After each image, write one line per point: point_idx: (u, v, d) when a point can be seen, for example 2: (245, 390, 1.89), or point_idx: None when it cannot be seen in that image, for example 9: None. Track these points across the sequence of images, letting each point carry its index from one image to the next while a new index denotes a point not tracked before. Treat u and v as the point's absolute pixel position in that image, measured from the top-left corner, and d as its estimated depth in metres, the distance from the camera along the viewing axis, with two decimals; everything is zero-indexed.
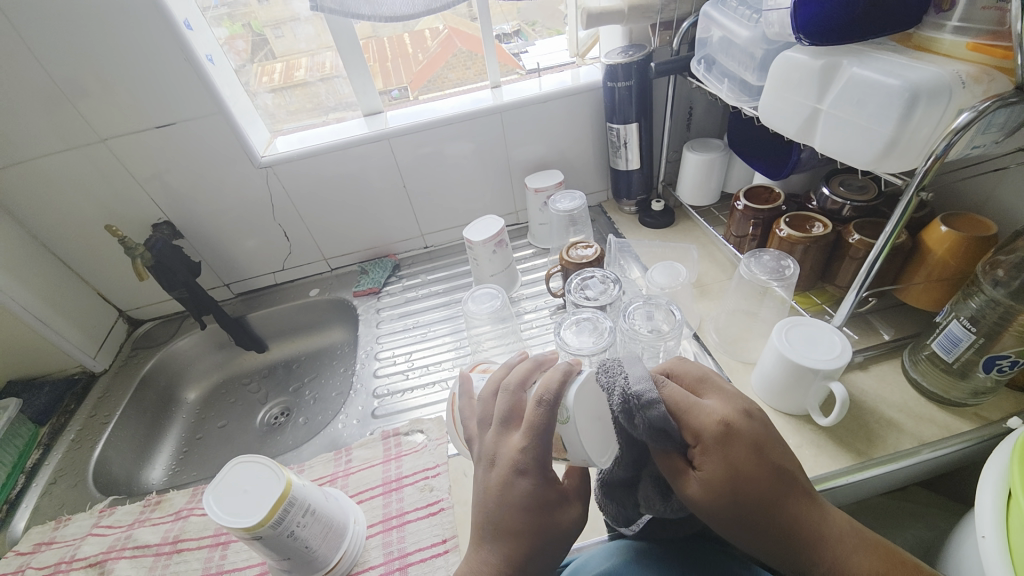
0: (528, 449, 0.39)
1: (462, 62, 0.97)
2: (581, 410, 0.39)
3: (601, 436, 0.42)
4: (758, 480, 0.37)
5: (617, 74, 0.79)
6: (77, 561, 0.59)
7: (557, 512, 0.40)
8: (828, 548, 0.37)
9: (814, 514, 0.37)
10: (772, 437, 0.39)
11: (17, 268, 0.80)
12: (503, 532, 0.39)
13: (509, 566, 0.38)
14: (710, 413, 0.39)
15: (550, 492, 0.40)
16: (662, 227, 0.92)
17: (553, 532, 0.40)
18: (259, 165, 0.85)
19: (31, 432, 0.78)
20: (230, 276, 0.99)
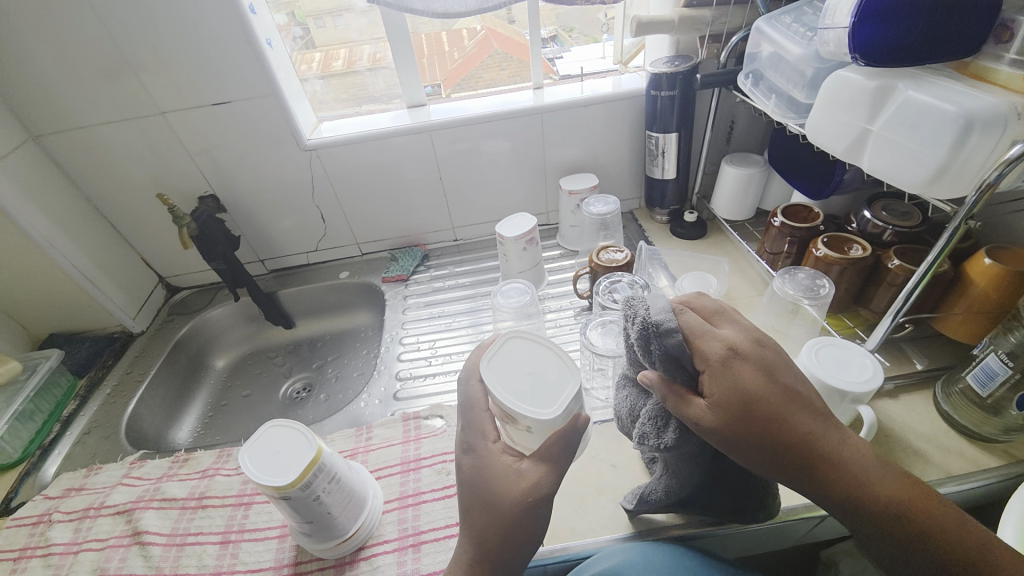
0: (464, 433, 0.48)
1: (497, 63, 1.00)
2: (497, 375, 0.47)
3: (538, 391, 0.46)
4: (769, 398, 0.39)
5: (661, 83, 0.80)
6: (105, 508, 0.62)
7: (508, 483, 0.42)
8: (851, 469, 0.38)
9: (831, 434, 0.39)
10: (783, 362, 0.41)
11: (70, 227, 0.84)
12: (472, 514, 0.42)
13: (475, 543, 0.41)
14: (722, 340, 0.41)
15: (495, 464, 0.44)
16: (694, 239, 0.92)
17: (515, 511, 0.41)
18: (304, 148, 0.88)
19: (70, 383, 0.82)
20: (266, 253, 1.03)
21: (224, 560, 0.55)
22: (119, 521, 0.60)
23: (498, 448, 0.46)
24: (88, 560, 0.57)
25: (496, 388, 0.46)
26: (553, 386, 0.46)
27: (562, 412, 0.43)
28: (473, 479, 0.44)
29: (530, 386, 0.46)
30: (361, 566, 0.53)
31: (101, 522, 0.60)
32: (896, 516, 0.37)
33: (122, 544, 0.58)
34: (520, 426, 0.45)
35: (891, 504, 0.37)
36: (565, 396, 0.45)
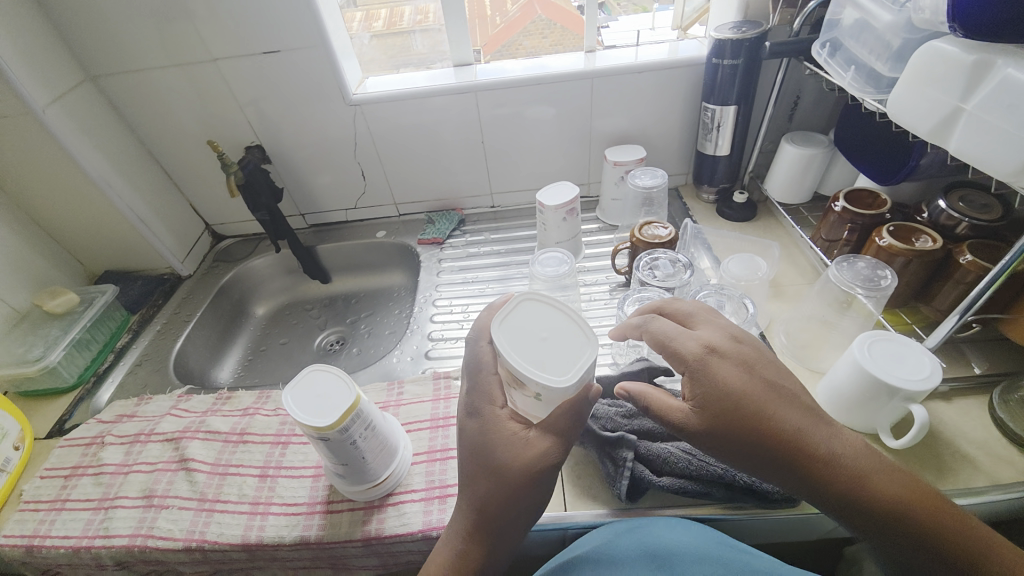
0: (469, 395, 0.48)
1: (540, 31, 1.00)
2: (508, 336, 0.45)
3: (553, 357, 0.43)
4: (749, 394, 0.43)
5: (724, 50, 0.75)
6: (155, 435, 0.66)
7: (515, 451, 0.44)
8: (843, 463, 0.42)
9: (822, 433, 0.43)
10: (761, 359, 0.46)
11: (126, 170, 0.86)
12: (478, 479, 0.45)
13: (481, 507, 0.44)
14: (697, 340, 0.46)
15: (502, 429, 0.46)
16: (741, 221, 0.88)
17: (521, 479, 0.44)
18: (349, 103, 0.87)
19: (124, 318, 0.86)
20: (307, 207, 1.04)
21: (262, 492, 0.59)
22: (167, 447, 0.65)
23: (505, 414, 0.47)
24: (139, 480, 0.61)
25: (507, 351, 0.43)
26: (568, 351, 0.44)
27: (576, 380, 0.41)
28: (481, 444, 0.46)
29: (544, 351, 0.44)
30: (389, 511, 0.55)
31: (151, 447, 0.65)
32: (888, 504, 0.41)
33: (170, 469, 0.62)
34: (529, 392, 0.44)
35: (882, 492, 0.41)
36: (581, 363, 0.42)
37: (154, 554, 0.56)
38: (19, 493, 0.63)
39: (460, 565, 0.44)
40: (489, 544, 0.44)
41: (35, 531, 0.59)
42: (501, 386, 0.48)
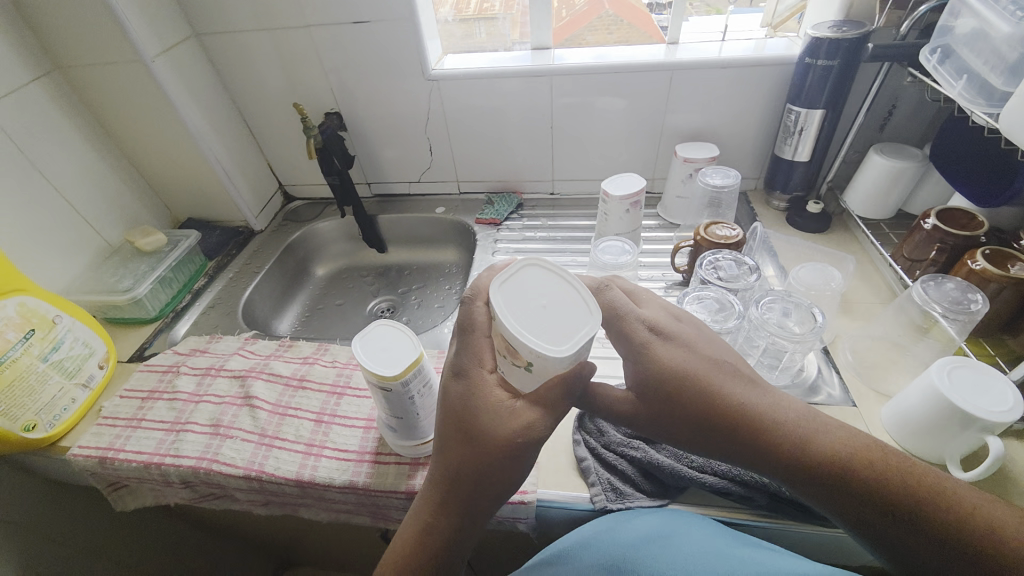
0: (458, 355, 0.47)
1: (606, 25, 0.93)
2: (508, 302, 0.43)
3: (552, 326, 0.42)
4: (688, 369, 0.47)
5: (820, 50, 0.72)
6: (224, 371, 0.71)
7: (500, 420, 0.43)
8: (793, 430, 0.45)
9: (765, 404, 0.47)
10: (704, 339, 0.51)
11: (218, 125, 0.92)
12: (455, 444, 0.44)
13: (454, 473, 0.44)
14: (641, 317, 0.49)
15: (487, 397, 0.44)
16: (812, 232, 0.84)
17: (501, 450, 0.43)
18: (428, 78, 0.89)
19: (201, 263, 0.93)
20: (374, 177, 1.08)
21: (317, 436, 0.62)
22: (234, 383, 0.69)
23: (492, 378, 0.46)
24: (207, 410, 0.66)
25: (505, 316, 0.42)
26: (568, 321, 0.42)
27: (573, 352, 0.40)
28: (460, 408, 0.45)
29: (543, 318, 0.42)
30: None
31: (220, 381, 0.70)
32: (843, 462, 0.43)
33: (236, 403, 0.66)
34: (522, 360, 0.44)
35: (836, 451, 0.44)
36: (580, 336, 0.41)
37: (217, 478, 0.61)
38: (98, 409, 0.68)
39: (426, 534, 0.44)
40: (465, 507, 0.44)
41: (111, 445, 0.64)
42: (491, 350, 0.47)
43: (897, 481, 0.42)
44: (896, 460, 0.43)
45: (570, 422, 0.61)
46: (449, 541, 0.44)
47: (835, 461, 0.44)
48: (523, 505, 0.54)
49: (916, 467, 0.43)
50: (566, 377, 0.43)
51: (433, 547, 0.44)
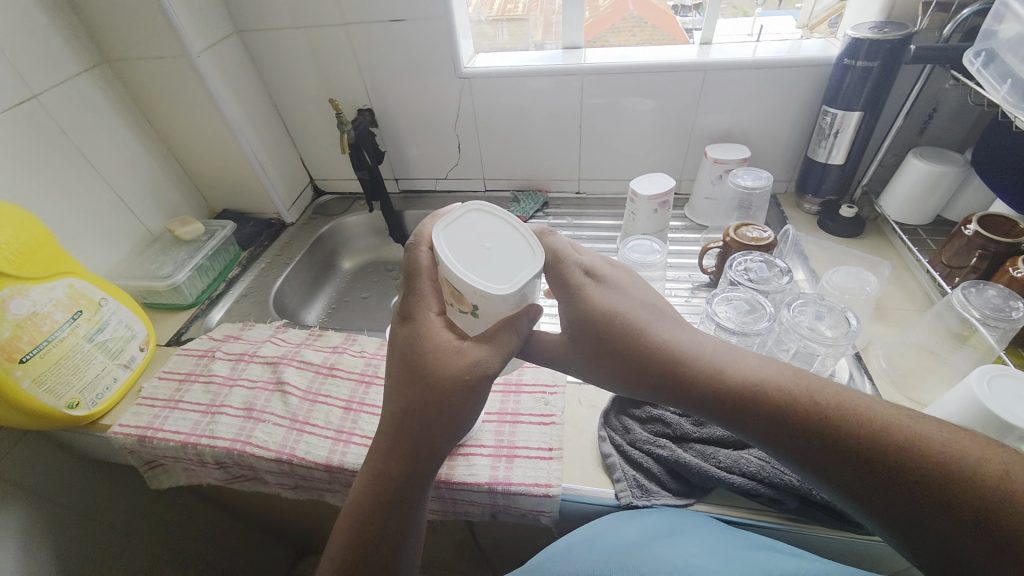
0: (405, 301, 0.48)
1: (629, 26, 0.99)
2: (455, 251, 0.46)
3: (496, 268, 0.45)
4: (612, 308, 0.50)
5: (860, 51, 0.70)
6: (257, 357, 0.74)
7: (450, 359, 0.44)
8: (754, 383, 0.44)
9: (684, 339, 0.49)
10: (636, 284, 0.54)
11: (256, 119, 0.95)
12: (405, 386, 0.45)
13: (400, 412, 0.44)
14: (579, 262, 0.54)
15: (436, 340, 0.46)
16: (844, 236, 0.83)
17: (451, 389, 0.43)
18: (460, 76, 0.90)
19: (236, 253, 0.96)
20: (402, 173, 1.10)
21: (346, 423, 0.64)
22: (267, 369, 0.72)
23: (439, 321, 0.47)
24: (241, 394, 0.68)
25: (450, 262, 0.45)
26: (512, 263, 0.46)
27: (517, 288, 0.44)
28: (406, 349, 0.46)
29: (489, 262, 0.45)
30: (459, 459, 0.58)
31: (253, 367, 0.72)
32: (809, 413, 0.41)
33: (268, 388, 0.68)
34: (468, 305, 0.46)
35: (803, 404, 0.42)
36: (522, 275, 0.44)
37: (250, 460, 0.63)
38: (137, 389, 0.71)
39: (377, 481, 0.44)
40: (421, 450, 0.44)
41: (150, 424, 0.66)
42: (437, 294, 0.48)
43: (870, 433, 0.39)
44: (869, 410, 0.40)
45: (596, 419, 0.61)
46: (407, 485, 0.44)
47: (799, 412, 0.42)
48: (548, 498, 0.55)
49: (892, 416, 0.40)
50: (512, 318, 0.46)
51: (394, 490, 0.44)
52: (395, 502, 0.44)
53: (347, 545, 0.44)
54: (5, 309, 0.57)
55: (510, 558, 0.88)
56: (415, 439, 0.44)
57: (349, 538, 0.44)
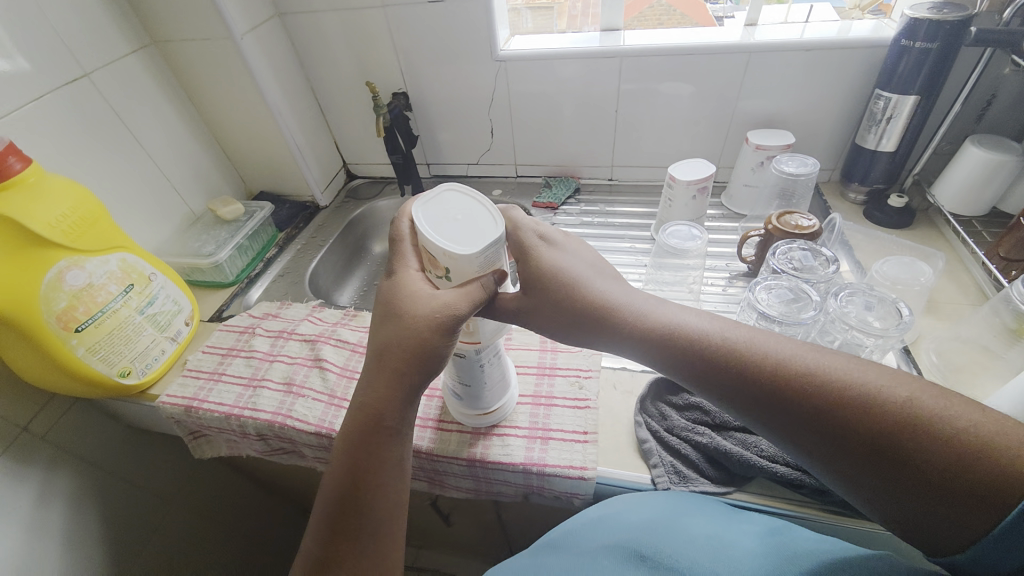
0: (391, 261, 0.51)
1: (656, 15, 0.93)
2: (430, 218, 0.46)
3: (462, 233, 0.45)
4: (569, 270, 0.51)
5: (918, 31, 0.67)
6: (295, 334, 0.75)
7: (422, 306, 0.46)
8: (707, 343, 0.46)
9: (644, 303, 0.51)
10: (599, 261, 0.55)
11: (294, 102, 0.96)
12: (384, 331, 0.47)
13: (382, 355, 0.46)
14: (535, 229, 0.53)
15: (410, 290, 0.48)
16: (892, 227, 0.80)
17: (425, 331, 0.45)
18: (496, 59, 0.90)
19: (273, 234, 0.98)
20: (433, 158, 1.10)
21: None
22: (305, 346, 0.73)
23: (418, 275, 0.49)
24: (280, 369, 0.70)
25: (423, 227, 0.46)
26: (477, 228, 0.45)
27: (483, 251, 0.43)
28: (388, 302, 0.48)
29: (456, 227, 0.46)
30: (493, 439, 0.59)
31: (292, 344, 0.74)
32: (759, 372, 0.43)
33: (306, 364, 0.70)
34: (440, 270, 0.47)
35: (759, 361, 0.43)
36: (485, 239, 0.44)
37: (290, 433, 0.64)
38: (183, 361, 0.74)
39: (364, 420, 0.45)
40: (403, 387, 0.45)
41: (196, 395, 0.68)
42: (418, 255, 0.51)
43: (818, 387, 0.40)
44: (815, 365, 0.42)
45: (631, 404, 0.60)
46: (390, 422, 0.45)
47: (748, 371, 0.43)
48: (583, 481, 0.55)
49: (836, 369, 0.41)
50: (481, 281, 0.46)
51: (379, 429, 0.45)
52: (381, 440, 0.45)
53: (336, 486, 0.45)
54: (62, 280, 0.59)
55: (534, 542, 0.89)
56: (399, 378, 0.45)
57: (336, 478, 0.45)
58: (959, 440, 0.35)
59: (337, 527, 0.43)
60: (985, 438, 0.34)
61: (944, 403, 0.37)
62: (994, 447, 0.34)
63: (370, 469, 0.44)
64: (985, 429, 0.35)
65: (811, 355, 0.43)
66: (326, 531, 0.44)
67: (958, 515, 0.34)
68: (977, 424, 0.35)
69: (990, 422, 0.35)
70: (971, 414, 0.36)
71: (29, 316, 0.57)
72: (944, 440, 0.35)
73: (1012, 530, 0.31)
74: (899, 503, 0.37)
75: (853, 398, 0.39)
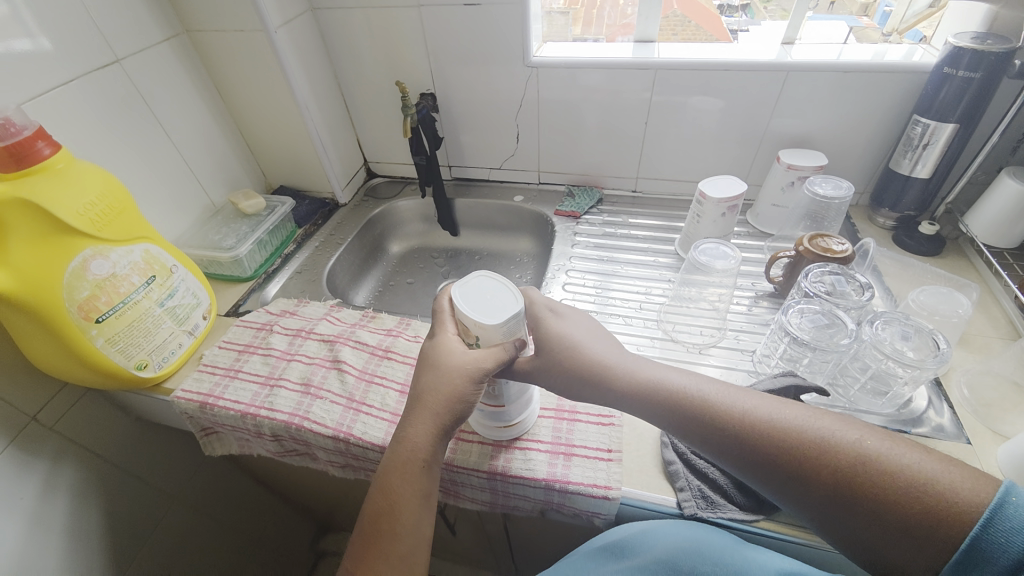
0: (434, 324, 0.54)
1: (672, 25, 0.92)
2: (463, 288, 0.50)
3: (489, 307, 0.48)
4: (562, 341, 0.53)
5: (963, 59, 0.67)
6: (313, 334, 0.74)
7: (456, 362, 0.49)
8: (675, 394, 0.48)
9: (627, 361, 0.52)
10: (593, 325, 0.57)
11: (321, 98, 0.95)
12: (423, 379, 0.49)
13: (419, 400, 0.48)
14: (546, 303, 0.58)
15: (445, 348, 0.50)
16: (922, 255, 0.79)
17: (465, 384, 0.48)
18: (528, 64, 0.89)
19: (292, 230, 0.96)
20: (455, 161, 1.10)
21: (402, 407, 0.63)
22: (323, 346, 0.72)
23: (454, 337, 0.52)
24: (298, 368, 0.69)
25: (458, 300, 0.49)
26: (501, 303, 0.48)
27: (503, 323, 0.47)
28: (427, 358, 0.51)
29: (485, 301, 0.49)
30: (515, 453, 0.58)
31: (309, 343, 0.73)
32: (723, 419, 0.45)
33: (325, 365, 0.69)
34: (472, 337, 0.50)
35: (723, 412, 0.45)
36: (509, 314, 0.47)
37: (306, 435, 0.63)
38: (198, 356, 0.73)
39: (401, 455, 0.46)
40: (439, 425, 0.47)
41: (211, 391, 0.67)
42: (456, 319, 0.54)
43: (780, 434, 0.42)
44: (777, 415, 0.43)
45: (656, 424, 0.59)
46: (425, 456, 0.46)
47: (716, 419, 0.45)
48: (607, 501, 0.53)
49: (796, 417, 0.43)
50: (502, 348, 0.49)
51: (415, 462, 0.46)
52: (416, 472, 0.46)
53: (368, 512, 0.45)
54: (86, 268, 0.58)
55: (543, 556, 0.87)
56: (437, 416, 0.47)
57: (370, 503, 0.46)
58: (909, 480, 0.37)
59: (365, 547, 0.44)
60: (930, 477, 0.36)
61: (892, 445, 0.39)
62: (939, 485, 0.36)
63: (399, 497, 0.45)
64: (928, 469, 0.37)
65: (771, 405, 0.45)
66: (355, 549, 0.44)
67: (920, 554, 0.35)
68: (920, 463, 0.37)
69: (934, 462, 0.37)
70: (918, 455, 0.38)
71: (52, 306, 0.56)
72: (895, 480, 0.37)
73: (965, 564, 0.33)
74: (867, 546, 0.38)
75: (810, 442, 0.41)
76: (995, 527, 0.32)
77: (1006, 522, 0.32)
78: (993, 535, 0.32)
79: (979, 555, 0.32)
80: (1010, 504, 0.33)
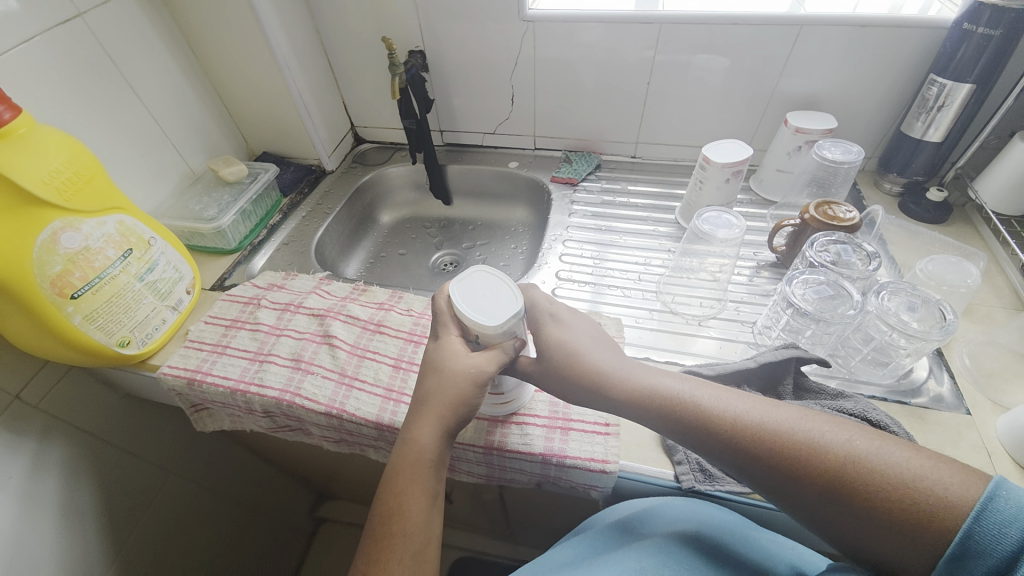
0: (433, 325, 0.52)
1: None
2: (462, 287, 0.50)
3: (487, 307, 0.48)
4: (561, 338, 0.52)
5: (988, 12, 0.62)
6: (302, 308, 0.72)
7: (462, 363, 0.47)
8: (665, 399, 0.46)
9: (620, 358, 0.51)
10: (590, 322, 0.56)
11: (302, 57, 0.89)
12: (427, 383, 0.47)
13: (424, 403, 0.46)
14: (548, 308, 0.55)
15: (449, 350, 0.49)
16: (927, 222, 0.77)
17: (470, 387, 0.46)
18: (523, 19, 0.83)
19: (277, 199, 0.92)
20: (447, 126, 1.05)
21: (395, 382, 0.62)
22: (313, 321, 0.70)
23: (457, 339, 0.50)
24: (288, 344, 0.67)
25: (458, 302, 0.49)
26: (500, 305, 0.48)
27: (503, 325, 0.47)
28: (429, 362, 0.49)
29: (483, 302, 0.49)
30: (512, 428, 0.57)
31: (299, 318, 0.70)
32: (715, 423, 0.43)
33: (315, 341, 0.67)
34: (473, 337, 0.49)
35: (715, 417, 0.43)
36: (509, 317, 0.47)
37: (298, 411, 0.62)
38: (183, 332, 0.71)
39: (411, 457, 0.45)
40: (444, 427, 0.46)
41: (199, 367, 0.65)
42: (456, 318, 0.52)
43: (773, 437, 0.40)
44: (770, 418, 0.42)
45: None
46: (432, 457, 0.45)
47: (708, 424, 0.43)
48: (604, 474, 0.53)
49: (788, 420, 0.41)
50: (502, 349, 0.49)
51: (422, 464, 0.45)
52: (425, 473, 0.44)
53: (377, 514, 0.44)
54: (56, 242, 0.55)
55: (539, 523, 0.89)
56: (443, 419, 0.46)
57: (379, 505, 0.44)
58: (901, 480, 0.35)
59: (376, 547, 0.42)
60: (921, 476, 0.35)
61: (882, 445, 0.37)
62: (931, 484, 0.34)
63: (407, 500, 0.43)
64: (920, 468, 0.35)
65: (762, 408, 0.43)
66: (365, 551, 0.42)
67: (913, 552, 0.34)
68: (911, 460, 0.36)
69: (925, 459, 0.36)
70: (906, 453, 0.37)
71: (22, 282, 0.53)
72: (890, 481, 0.35)
73: (957, 557, 0.32)
74: (861, 545, 0.37)
75: (803, 445, 0.39)
76: (987, 519, 0.31)
77: (998, 513, 0.31)
78: (986, 526, 0.31)
79: (973, 547, 0.31)
80: (1001, 496, 0.31)
